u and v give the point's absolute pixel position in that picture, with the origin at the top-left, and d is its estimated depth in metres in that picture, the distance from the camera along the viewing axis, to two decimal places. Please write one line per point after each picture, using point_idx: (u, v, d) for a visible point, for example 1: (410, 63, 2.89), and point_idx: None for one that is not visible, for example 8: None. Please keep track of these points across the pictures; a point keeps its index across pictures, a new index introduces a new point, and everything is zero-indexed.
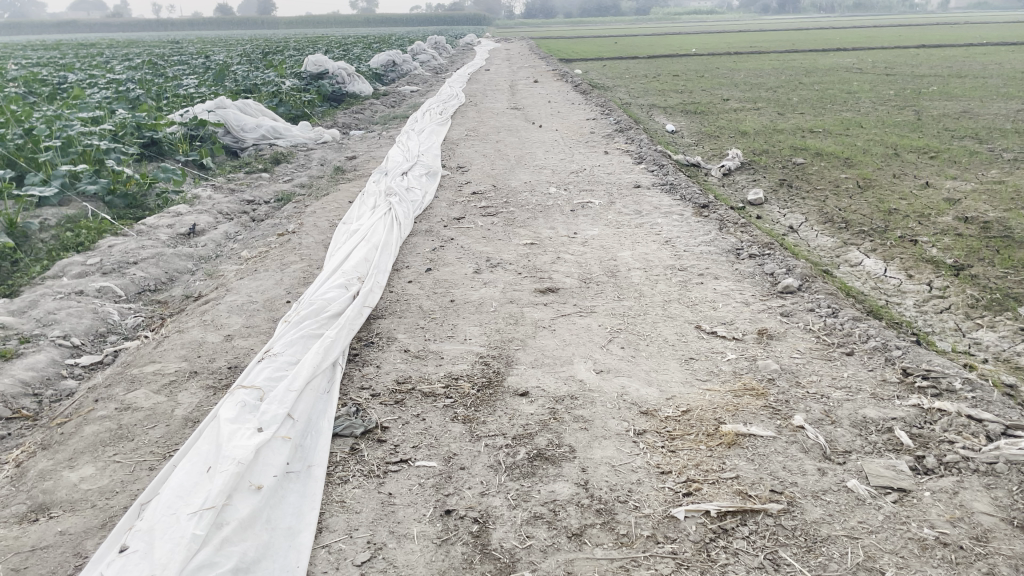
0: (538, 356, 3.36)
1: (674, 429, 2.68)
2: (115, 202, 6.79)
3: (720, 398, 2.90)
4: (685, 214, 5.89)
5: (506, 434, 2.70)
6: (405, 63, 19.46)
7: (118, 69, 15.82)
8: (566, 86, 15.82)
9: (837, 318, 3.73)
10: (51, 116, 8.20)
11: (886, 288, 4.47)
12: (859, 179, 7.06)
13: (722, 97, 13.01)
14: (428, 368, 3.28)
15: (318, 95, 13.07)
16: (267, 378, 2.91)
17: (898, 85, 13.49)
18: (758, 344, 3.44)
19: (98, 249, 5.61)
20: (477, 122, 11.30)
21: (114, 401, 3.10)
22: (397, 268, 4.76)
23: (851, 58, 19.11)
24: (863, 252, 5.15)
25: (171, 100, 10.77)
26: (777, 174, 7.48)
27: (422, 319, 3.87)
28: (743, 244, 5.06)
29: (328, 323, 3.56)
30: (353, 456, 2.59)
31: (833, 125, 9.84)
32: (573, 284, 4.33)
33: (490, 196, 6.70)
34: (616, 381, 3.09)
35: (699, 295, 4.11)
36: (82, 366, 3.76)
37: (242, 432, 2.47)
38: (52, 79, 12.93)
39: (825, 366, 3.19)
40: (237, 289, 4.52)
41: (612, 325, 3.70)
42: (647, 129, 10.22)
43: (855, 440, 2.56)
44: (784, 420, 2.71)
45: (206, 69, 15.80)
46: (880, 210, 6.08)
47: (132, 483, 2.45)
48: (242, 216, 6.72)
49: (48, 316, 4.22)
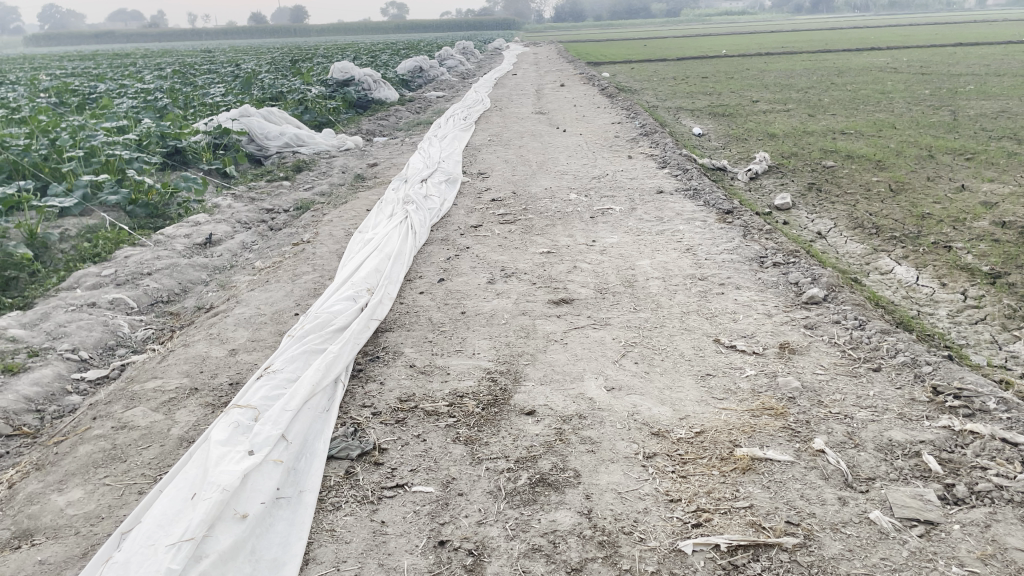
0: (548, 372, 3.23)
1: (685, 452, 2.54)
2: (136, 211, 6.77)
3: (736, 418, 2.75)
4: (708, 221, 5.72)
5: (509, 457, 2.57)
6: (431, 69, 19.43)
7: (148, 78, 15.97)
8: (592, 89, 15.68)
9: (864, 330, 3.55)
10: (76, 126, 8.23)
11: (917, 297, 4.27)
12: (891, 182, 6.83)
13: (751, 99, 12.78)
14: (432, 385, 3.17)
15: (343, 102, 13.06)
16: (264, 398, 2.82)
17: (933, 84, 13.14)
18: (779, 359, 3.28)
19: (114, 260, 5.59)
20: (501, 127, 11.20)
21: (112, 419, 3.03)
22: (410, 278, 4.67)
23: (886, 58, 18.72)
24: (894, 259, 4.95)
25: (197, 109, 10.81)
26: (806, 178, 7.28)
27: (430, 333, 3.76)
28: (768, 251, 4.89)
29: (332, 337, 3.47)
30: (348, 480, 2.48)
31: (865, 127, 9.58)
32: (589, 294, 4.19)
33: (509, 203, 6.58)
34: (627, 399, 2.95)
35: (719, 306, 3.95)
36: (88, 381, 3.70)
37: (232, 456, 2.39)
38: (82, 89, 13.06)
39: (849, 383, 3.02)
40: (247, 300, 4.45)
41: (627, 339, 3.55)
42: (673, 133, 10.04)
43: (880, 466, 2.40)
44: (804, 443, 2.55)
45: (234, 77, 15.90)
46: (912, 215, 5.85)
47: (118, 508, 2.37)
48: (260, 226, 6.68)
49: (58, 329, 4.18)
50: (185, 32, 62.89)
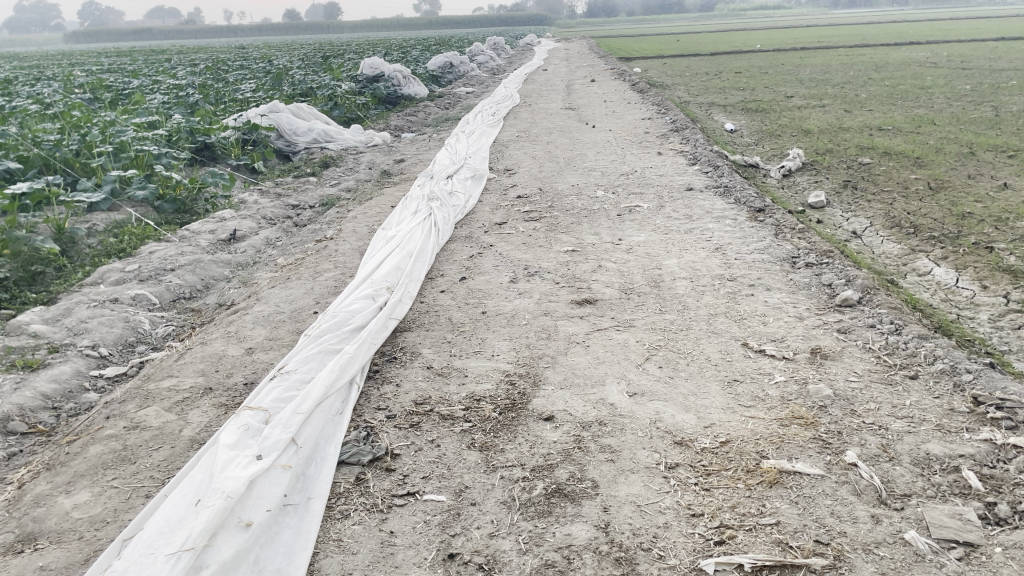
0: (568, 376, 3.13)
1: (709, 463, 2.43)
2: (164, 207, 6.76)
3: (764, 428, 2.63)
4: (739, 219, 5.57)
5: (525, 465, 2.48)
6: (461, 65, 19.31)
7: (180, 74, 16.07)
8: (623, 85, 15.52)
9: (901, 336, 3.40)
10: (108, 121, 8.27)
11: (956, 300, 4.11)
12: (930, 180, 6.62)
13: (786, 94, 12.52)
14: (449, 387, 3.08)
15: (372, 98, 13.02)
16: (276, 400, 2.76)
17: (975, 79, 12.80)
18: (810, 365, 3.14)
19: (140, 255, 5.58)
20: (530, 123, 11.10)
21: (124, 419, 2.99)
22: (431, 276, 4.59)
23: (925, 52, 18.31)
24: (932, 260, 4.76)
25: (227, 104, 10.83)
26: (841, 175, 7.08)
27: (450, 333, 3.68)
28: (800, 251, 4.73)
29: (350, 337, 3.40)
30: (357, 486, 2.41)
31: (904, 123, 9.32)
32: (613, 294, 4.09)
33: (535, 200, 6.48)
34: (650, 405, 2.84)
35: (748, 308, 3.82)
36: (106, 378, 3.67)
37: (238, 460, 2.33)
38: (116, 85, 13.16)
39: (884, 392, 2.88)
40: (267, 298, 4.40)
41: (651, 342, 3.44)
42: (704, 128, 9.86)
43: (916, 481, 2.26)
44: (835, 456, 2.42)
45: (265, 73, 15.99)
46: (952, 214, 5.65)
47: (124, 513, 2.34)
48: (285, 222, 6.65)
49: (79, 325, 4.16)
50: (221, 27, 63.52)
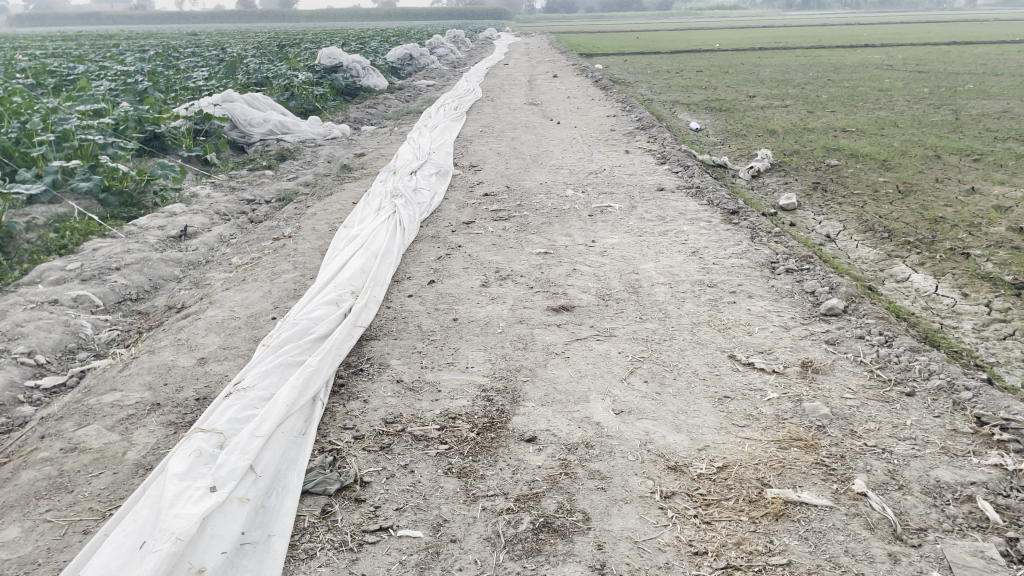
0: (549, 392, 2.92)
1: (708, 492, 2.25)
2: (109, 200, 6.40)
3: (762, 451, 2.47)
4: (713, 222, 5.42)
5: (508, 495, 2.28)
6: (422, 57, 18.96)
7: (129, 61, 15.48)
8: (586, 81, 15.38)
9: (891, 348, 3.26)
10: (51, 109, 7.84)
11: (938, 308, 4.00)
12: (899, 183, 6.56)
13: (748, 94, 12.49)
14: (422, 404, 2.85)
15: (331, 89, 12.65)
16: (231, 420, 2.50)
17: (932, 81, 12.94)
18: (803, 380, 2.99)
19: (82, 253, 5.23)
20: (494, 118, 10.87)
21: (61, 439, 2.70)
22: (397, 279, 4.34)
23: (879, 55, 18.52)
24: (909, 266, 4.67)
25: (179, 93, 10.42)
26: (810, 177, 7.00)
27: (419, 342, 3.45)
28: (779, 256, 4.59)
29: (312, 348, 3.14)
30: (324, 521, 2.18)
31: (867, 125, 9.30)
32: (590, 301, 3.89)
33: (503, 198, 6.27)
34: (639, 424, 2.66)
35: (732, 317, 3.66)
36: (43, 390, 3.36)
37: (190, 493, 2.08)
38: (60, 70, 12.60)
39: (883, 410, 2.73)
40: (221, 301, 4.11)
41: (635, 353, 3.26)
42: (670, 127, 9.74)
43: (930, 514, 2.13)
44: (842, 484, 2.27)
45: (219, 61, 15.49)
46: (924, 218, 5.58)
47: (58, 553, 2.08)
48: (240, 218, 6.33)
49: (14, 330, 3.83)
50: (173, 14, 61.83)
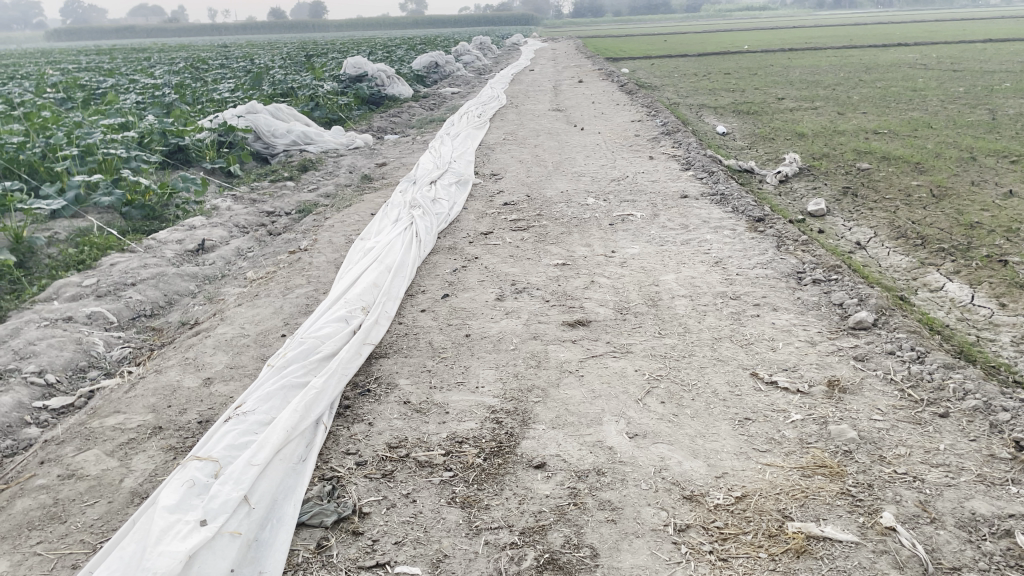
0: (561, 414, 2.80)
1: (725, 525, 2.13)
2: (131, 213, 6.40)
3: (784, 479, 2.33)
4: (738, 230, 5.27)
5: (514, 527, 2.17)
6: (447, 65, 18.93)
7: (158, 73, 15.67)
8: (612, 85, 15.23)
9: (924, 365, 3.09)
10: (76, 123, 7.90)
11: (974, 319, 3.81)
12: (933, 187, 6.34)
13: (777, 96, 12.26)
14: (428, 427, 2.75)
15: (355, 98, 12.65)
16: (228, 447, 2.42)
17: (967, 80, 12.60)
18: (829, 400, 2.84)
19: (100, 268, 5.22)
20: (517, 125, 10.78)
21: (59, 466, 2.64)
22: (411, 293, 4.25)
23: (911, 54, 18.13)
24: (944, 274, 4.47)
25: (205, 105, 10.47)
26: (840, 181, 6.81)
27: (429, 360, 3.35)
28: (806, 265, 4.43)
29: (318, 367, 3.06)
30: (319, 556, 2.08)
31: (899, 126, 9.06)
32: (607, 315, 3.77)
33: (523, 207, 6.16)
34: (654, 449, 2.53)
35: (755, 331, 3.51)
36: (51, 411, 3.31)
37: (179, 528, 2.00)
38: (90, 84, 12.75)
39: (914, 434, 2.57)
40: (233, 318, 4.05)
41: (652, 371, 3.13)
42: (695, 131, 9.57)
43: (964, 551, 2.00)
44: (869, 517, 2.14)
45: (246, 72, 15.60)
46: (959, 223, 5.37)
47: None
48: (258, 230, 6.30)
49: (26, 348, 3.80)
50: (206, 26, 62.68)
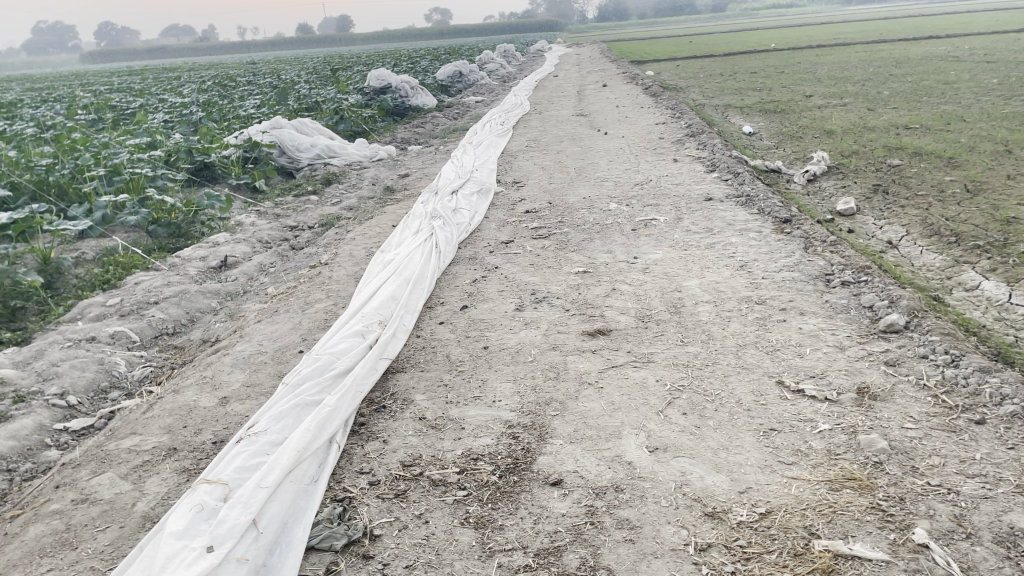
0: (579, 428, 2.73)
1: (748, 544, 2.04)
2: (157, 231, 6.44)
3: (810, 493, 2.23)
4: (764, 232, 5.15)
5: (528, 549, 2.10)
6: (471, 74, 18.94)
7: (188, 91, 15.87)
8: (637, 88, 15.11)
9: (959, 368, 2.97)
10: (104, 144, 7.99)
11: (1012, 319, 3.66)
12: (966, 182, 6.15)
13: (805, 93, 12.06)
14: (443, 444, 2.69)
15: (380, 110, 12.67)
16: (239, 468, 2.39)
17: (1001, 71, 12.29)
18: (858, 408, 2.73)
19: (125, 287, 5.24)
20: (541, 131, 10.72)
21: (74, 490, 2.62)
22: (430, 305, 4.20)
23: (943, 46, 17.74)
24: (979, 272, 4.31)
25: (231, 121, 10.57)
26: (870, 178, 6.65)
27: (446, 374, 3.29)
28: (834, 267, 4.31)
29: (333, 384, 3.02)
30: None
31: (931, 120, 8.84)
32: (628, 323, 3.68)
33: (544, 215, 6.09)
34: (675, 464, 2.44)
35: (781, 337, 3.41)
36: (71, 433, 3.30)
37: (184, 556, 1.97)
38: (120, 105, 12.94)
39: (949, 442, 2.46)
40: (252, 334, 4.04)
41: (674, 381, 3.04)
42: (721, 132, 9.43)
43: (1002, 569, 1.89)
44: (900, 534, 2.04)
45: (273, 88, 15.72)
46: (995, 219, 5.19)
47: None
48: (281, 245, 6.31)
49: (49, 369, 3.80)
50: (236, 44, 63.57)
